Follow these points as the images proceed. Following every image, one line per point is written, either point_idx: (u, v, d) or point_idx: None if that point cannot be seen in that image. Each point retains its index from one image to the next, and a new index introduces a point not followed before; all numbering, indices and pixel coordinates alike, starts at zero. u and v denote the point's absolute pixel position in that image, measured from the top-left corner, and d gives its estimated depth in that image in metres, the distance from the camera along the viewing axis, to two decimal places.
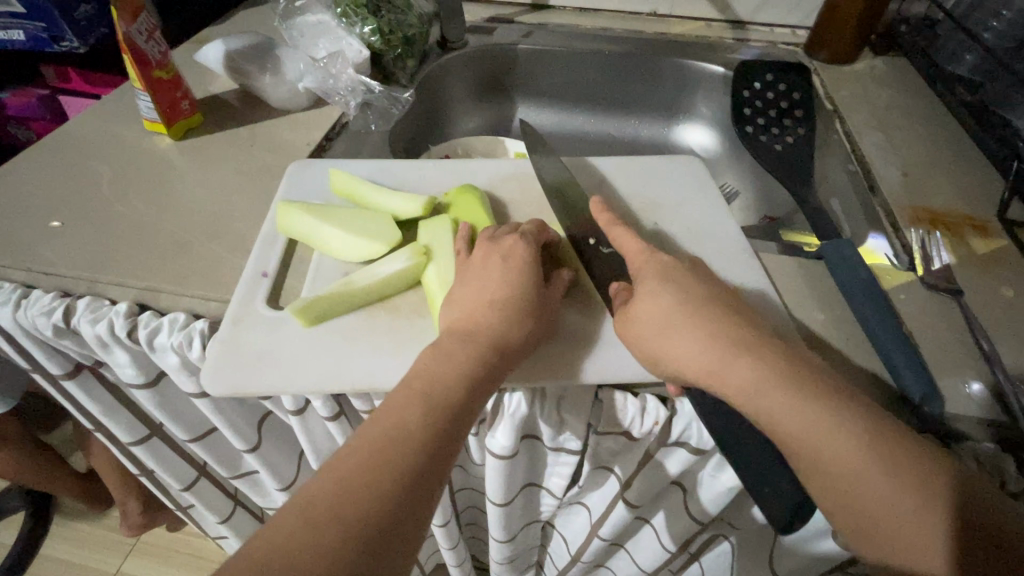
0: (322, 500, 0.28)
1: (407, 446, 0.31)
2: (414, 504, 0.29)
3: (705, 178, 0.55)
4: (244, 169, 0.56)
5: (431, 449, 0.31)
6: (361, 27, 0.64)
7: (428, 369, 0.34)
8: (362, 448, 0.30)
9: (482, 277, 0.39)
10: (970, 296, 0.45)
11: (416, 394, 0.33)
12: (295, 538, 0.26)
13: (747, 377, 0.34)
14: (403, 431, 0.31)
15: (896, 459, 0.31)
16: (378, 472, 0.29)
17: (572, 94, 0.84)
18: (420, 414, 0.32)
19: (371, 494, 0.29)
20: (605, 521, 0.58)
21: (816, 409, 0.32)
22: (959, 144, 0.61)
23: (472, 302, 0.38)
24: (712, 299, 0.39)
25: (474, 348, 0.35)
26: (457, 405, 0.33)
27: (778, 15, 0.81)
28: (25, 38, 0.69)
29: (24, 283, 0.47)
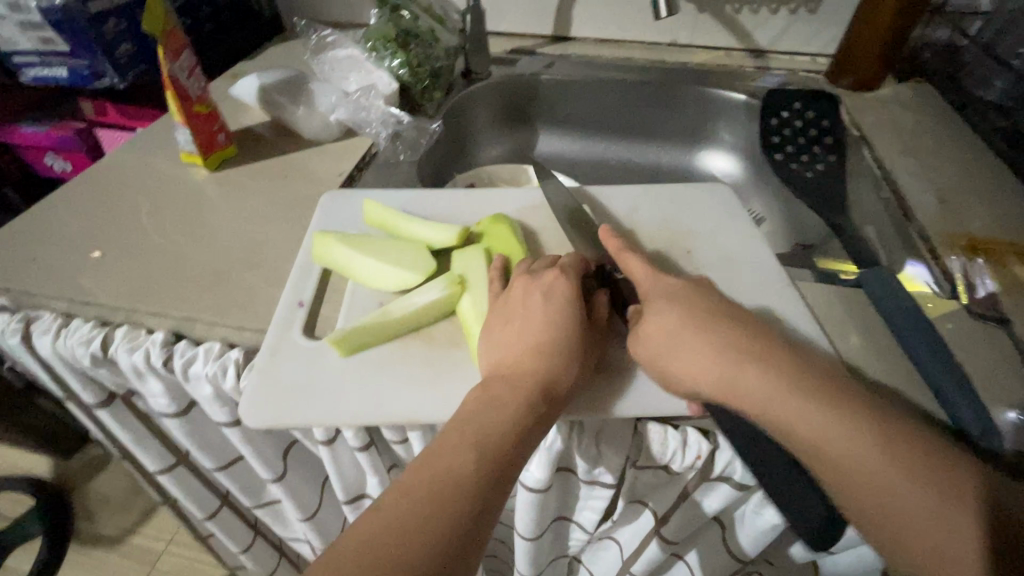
0: (368, 553, 0.27)
1: (457, 498, 0.30)
2: (460, 566, 0.28)
3: (736, 205, 0.55)
4: (275, 200, 0.57)
5: (482, 494, 0.30)
6: (391, 61, 0.67)
7: (475, 416, 0.34)
8: (409, 498, 0.29)
9: (523, 311, 0.39)
10: (1018, 324, 0.44)
11: (465, 438, 0.32)
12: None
13: (776, 412, 0.33)
14: (453, 481, 0.30)
15: (920, 481, 0.30)
16: (425, 525, 0.28)
17: (595, 123, 0.85)
18: (472, 456, 0.32)
19: (417, 550, 0.28)
20: (637, 557, 0.57)
21: (847, 434, 0.31)
22: (995, 168, 0.60)
23: (519, 340, 0.38)
24: (737, 327, 0.38)
25: (526, 391, 0.35)
26: (507, 455, 0.32)
27: (799, 44, 0.82)
28: (68, 74, 0.72)
29: (64, 312, 0.47)
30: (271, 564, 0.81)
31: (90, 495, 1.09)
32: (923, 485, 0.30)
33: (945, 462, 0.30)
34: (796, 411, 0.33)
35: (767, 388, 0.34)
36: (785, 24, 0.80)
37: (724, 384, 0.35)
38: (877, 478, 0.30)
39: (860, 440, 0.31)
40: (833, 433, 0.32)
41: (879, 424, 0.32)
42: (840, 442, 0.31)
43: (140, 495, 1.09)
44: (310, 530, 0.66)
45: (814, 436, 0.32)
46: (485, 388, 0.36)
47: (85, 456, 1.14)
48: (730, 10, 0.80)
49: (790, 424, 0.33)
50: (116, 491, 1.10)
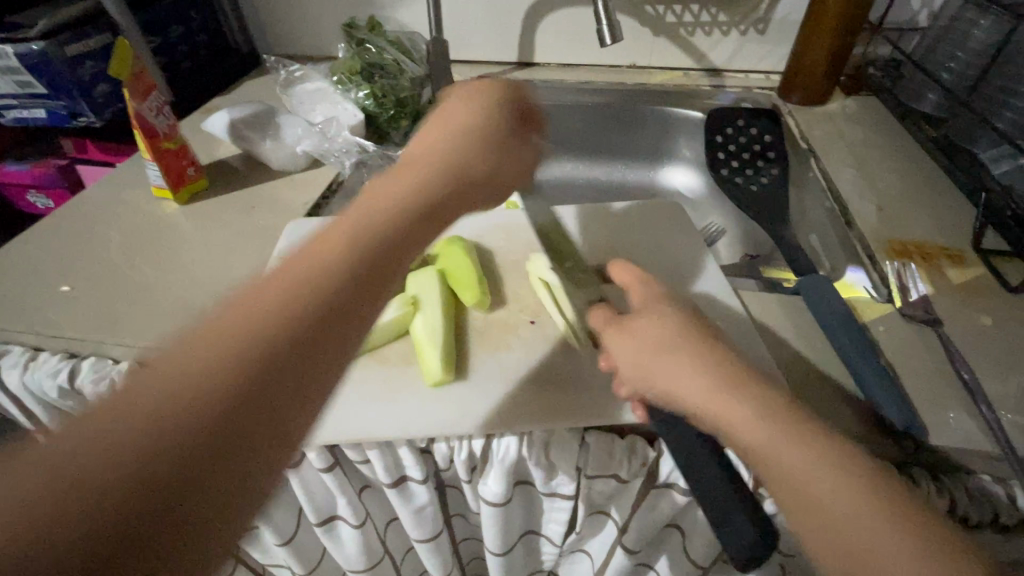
0: (181, 377, 0.22)
1: (276, 331, 0.25)
2: (288, 379, 0.25)
3: (685, 221, 0.58)
4: (244, 229, 0.59)
5: (324, 315, 0.27)
6: (357, 92, 0.70)
7: (324, 252, 0.30)
8: (223, 329, 0.25)
9: (401, 185, 0.38)
10: (947, 324, 0.46)
11: (316, 262, 0.29)
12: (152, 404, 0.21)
13: (771, 440, 0.32)
14: (276, 314, 0.26)
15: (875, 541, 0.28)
16: (223, 360, 0.23)
17: (559, 144, 0.88)
18: (318, 277, 0.28)
19: (202, 390, 0.22)
20: (607, 569, 0.58)
21: (817, 475, 0.31)
22: (933, 176, 0.63)
23: (394, 199, 0.36)
24: (720, 354, 0.37)
25: (379, 230, 0.33)
26: (343, 298, 0.28)
27: (752, 63, 0.85)
28: (46, 115, 0.74)
29: (32, 346, 0.49)
30: None
31: None
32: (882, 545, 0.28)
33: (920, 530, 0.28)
34: (779, 442, 0.32)
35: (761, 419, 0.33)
36: (738, 45, 0.83)
37: (714, 403, 0.35)
38: (849, 530, 0.29)
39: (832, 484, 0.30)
40: (825, 473, 0.31)
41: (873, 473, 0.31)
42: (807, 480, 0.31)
43: None
44: (288, 556, 0.66)
45: (804, 475, 0.31)
46: (345, 222, 0.32)
47: None
48: (684, 33, 0.83)
49: (776, 449, 0.32)
50: None
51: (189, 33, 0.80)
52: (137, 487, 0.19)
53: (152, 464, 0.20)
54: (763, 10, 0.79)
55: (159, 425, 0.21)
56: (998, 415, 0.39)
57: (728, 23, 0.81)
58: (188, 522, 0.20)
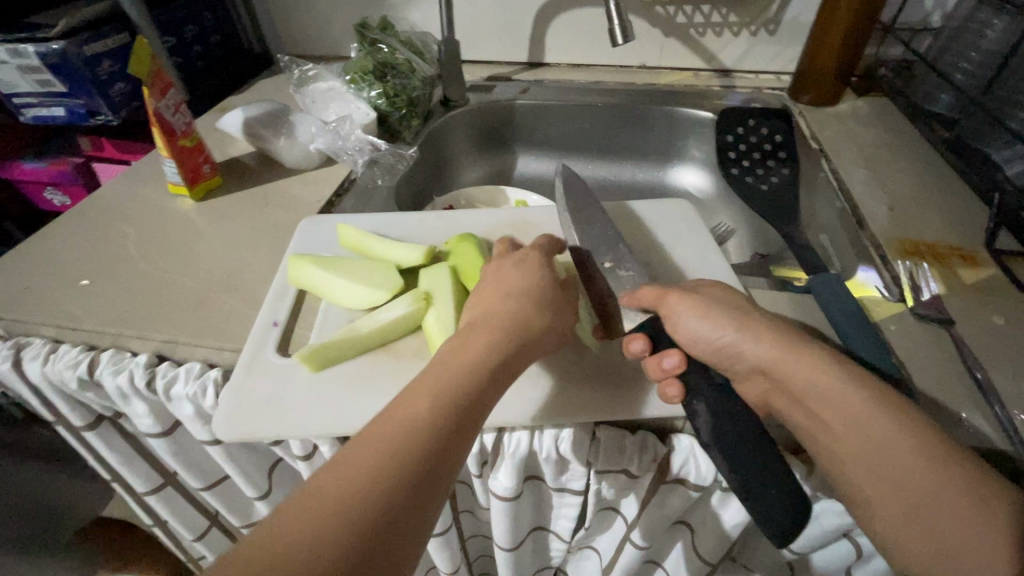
0: (319, 510, 0.26)
1: (412, 455, 0.29)
2: (405, 509, 0.28)
3: (697, 220, 0.58)
4: (258, 226, 0.60)
5: (435, 443, 0.30)
6: (369, 91, 0.70)
7: (451, 366, 0.34)
8: (371, 451, 0.29)
9: (509, 277, 0.42)
10: (959, 324, 0.46)
11: (425, 388, 0.32)
12: (296, 533, 0.25)
13: (815, 388, 0.35)
14: (409, 437, 0.30)
15: (927, 513, 0.31)
16: (351, 499, 0.27)
17: (569, 145, 0.88)
18: (429, 405, 0.32)
19: (355, 515, 0.26)
20: (615, 565, 0.58)
21: (885, 453, 0.33)
22: (945, 177, 0.63)
23: (505, 300, 0.40)
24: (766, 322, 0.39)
25: (481, 349, 0.35)
26: (463, 421, 0.32)
27: (763, 63, 0.85)
28: (65, 113, 0.76)
29: (53, 338, 0.50)
30: None
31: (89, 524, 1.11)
32: (938, 514, 0.31)
33: (979, 503, 0.30)
34: (851, 425, 0.34)
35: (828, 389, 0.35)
36: (748, 45, 0.83)
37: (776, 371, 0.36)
38: (867, 459, 0.33)
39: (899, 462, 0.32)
40: (863, 417, 0.33)
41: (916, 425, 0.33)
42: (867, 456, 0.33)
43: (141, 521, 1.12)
44: None
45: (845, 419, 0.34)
46: (451, 346, 0.36)
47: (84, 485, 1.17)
48: (694, 34, 0.83)
49: (816, 398, 0.35)
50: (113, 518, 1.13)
51: (204, 33, 0.81)
52: None
53: None
54: (774, 11, 0.79)
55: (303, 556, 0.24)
56: (1011, 415, 0.39)
57: (739, 24, 0.81)
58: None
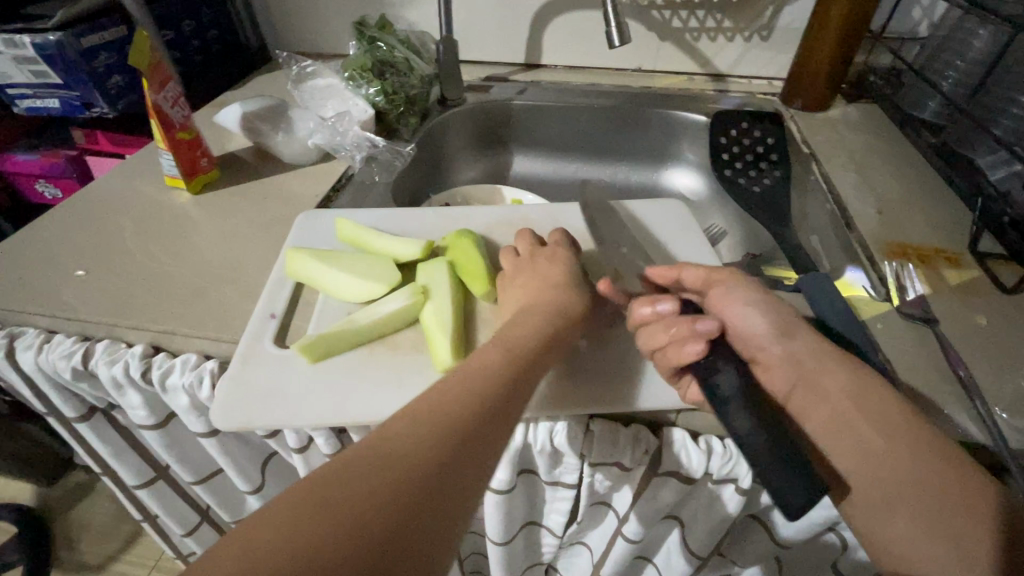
0: (426, 410, 0.30)
1: (493, 386, 0.33)
2: (492, 423, 0.31)
3: (691, 221, 0.60)
4: (256, 219, 0.60)
5: (513, 380, 0.34)
6: (367, 89, 0.71)
7: (517, 330, 0.39)
8: (450, 384, 0.32)
9: (545, 267, 0.47)
10: (943, 323, 0.47)
11: (500, 342, 0.38)
12: (409, 425, 0.29)
13: (824, 377, 0.38)
14: (482, 375, 0.34)
15: (922, 507, 0.34)
16: (449, 407, 0.30)
17: (565, 145, 0.89)
18: (503, 353, 0.36)
19: (444, 423, 0.29)
20: (606, 560, 0.59)
21: (899, 465, 0.34)
22: (931, 182, 0.64)
23: (546, 283, 0.44)
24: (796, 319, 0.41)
25: (540, 317, 0.41)
26: (526, 368, 0.36)
27: (755, 69, 0.87)
28: (59, 105, 0.75)
29: (47, 329, 0.50)
30: None
31: (74, 522, 1.10)
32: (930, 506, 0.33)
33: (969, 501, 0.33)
34: (859, 414, 0.36)
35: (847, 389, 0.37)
36: (742, 51, 0.85)
37: (804, 362, 0.39)
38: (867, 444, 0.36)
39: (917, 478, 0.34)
40: (866, 407, 0.36)
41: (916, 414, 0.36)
42: (884, 473, 0.35)
43: (126, 519, 1.11)
44: None
45: (850, 408, 0.37)
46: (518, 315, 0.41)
47: (68, 482, 1.16)
48: (689, 38, 0.85)
49: (827, 390, 0.38)
50: (98, 516, 1.12)
51: (201, 28, 0.81)
52: (398, 481, 0.26)
53: (405, 467, 0.26)
54: (767, 17, 0.80)
55: (408, 440, 0.28)
56: (993, 412, 0.40)
57: (733, 30, 0.83)
58: (437, 522, 0.25)
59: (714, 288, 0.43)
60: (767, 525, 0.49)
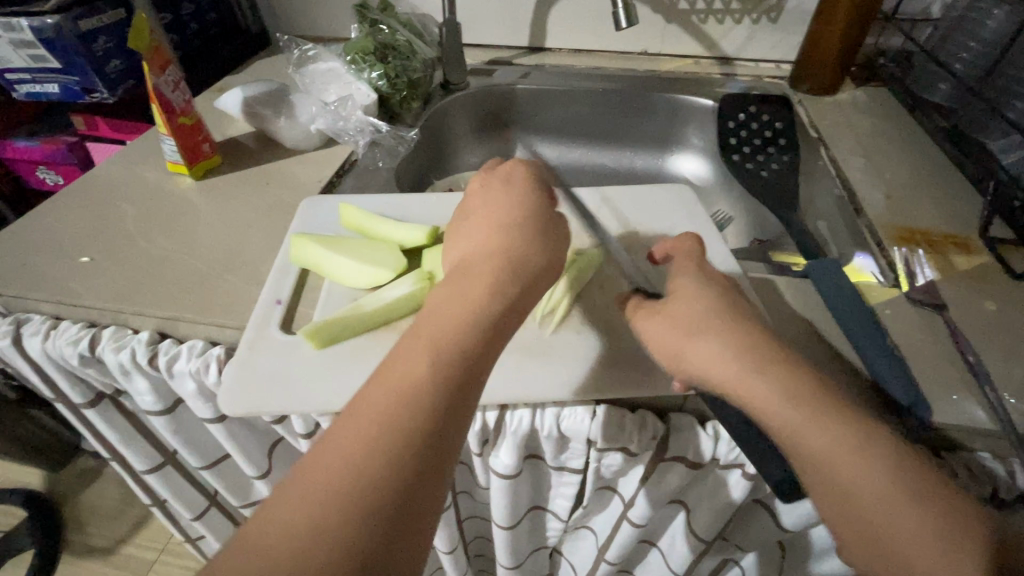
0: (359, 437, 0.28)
1: (436, 385, 0.30)
2: (436, 434, 0.29)
3: (697, 206, 0.59)
4: (258, 206, 0.59)
5: (457, 374, 0.31)
6: (370, 73, 0.70)
7: (467, 304, 0.35)
8: (380, 412, 0.28)
9: (499, 222, 0.41)
10: (953, 310, 0.47)
11: (444, 324, 0.33)
12: (343, 461, 0.27)
13: (768, 416, 0.34)
14: (406, 407, 0.29)
15: (905, 565, 0.30)
16: (386, 428, 0.28)
17: (569, 130, 0.88)
18: (446, 341, 0.32)
19: (377, 459, 0.27)
20: (610, 545, 0.59)
21: (879, 515, 0.30)
22: (942, 167, 0.63)
23: (499, 247, 0.39)
24: (740, 343, 0.36)
25: (489, 287, 0.36)
26: (460, 380, 0.31)
27: (763, 52, 0.85)
28: (59, 90, 0.74)
29: (53, 315, 0.50)
30: None
31: (84, 506, 1.12)
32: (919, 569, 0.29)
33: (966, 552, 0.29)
34: (826, 458, 0.32)
35: (836, 451, 0.32)
36: (749, 33, 0.83)
37: (735, 395, 0.35)
38: (844, 488, 0.31)
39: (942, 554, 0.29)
40: (833, 452, 0.32)
41: (890, 455, 0.31)
42: (886, 544, 0.30)
43: (134, 504, 1.12)
44: None
45: (819, 454, 0.32)
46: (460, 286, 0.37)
47: (77, 468, 1.17)
48: (696, 20, 0.83)
49: (778, 427, 0.33)
50: (108, 500, 1.13)
51: (199, 11, 0.80)
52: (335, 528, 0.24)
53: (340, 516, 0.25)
54: None
55: (344, 480, 0.26)
56: (1002, 398, 0.40)
57: (741, 12, 0.81)
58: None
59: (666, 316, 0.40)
60: (773, 512, 0.50)
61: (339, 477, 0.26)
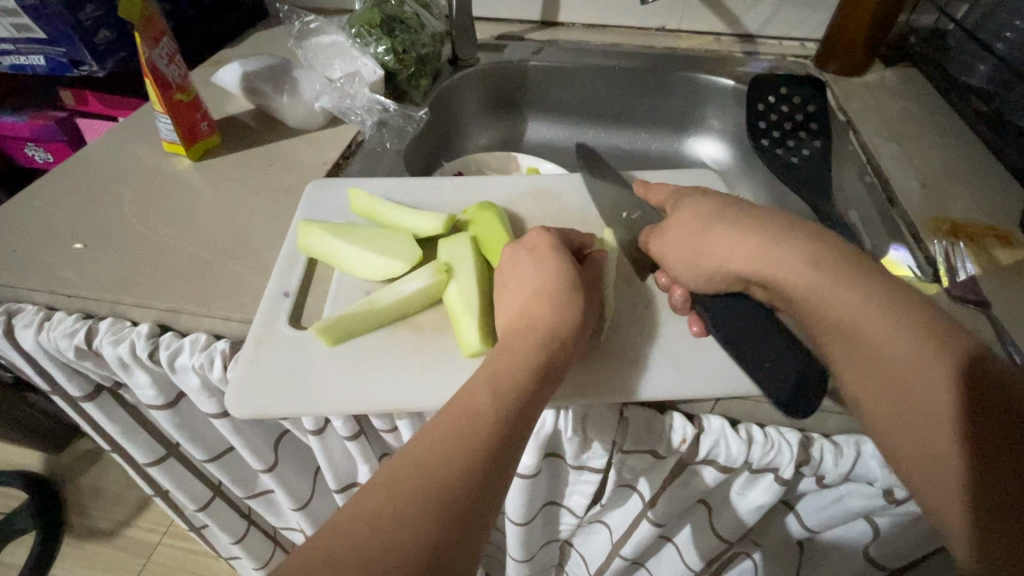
0: (396, 492, 0.26)
1: (483, 438, 0.29)
2: (480, 491, 0.27)
3: (724, 193, 0.56)
4: (261, 189, 0.56)
5: (503, 429, 0.30)
6: (376, 47, 0.66)
7: (511, 358, 0.34)
8: (421, 466, 0.27)
9: (531, 277, 0.39)
10: (996, 307, 0.44)
11: (485, 378, 0.32)
12: (374, 520, 0.25)
13: (775, 266, 0.36)
14: (451, 460, 0.27)
15: (898, 380, 0.32)
16: (428, 485, 0.26)
17: (582, 110, 0.84)
18: (490, 395, 0.31)
19: (413, 518, 0.25)
20: (627, 541, 0.58)
21: (881, 337, 0.32)
22: (977, 154, 0.61)
23: (540, 301, 0.37)
24: (773, 216, 0.39)
25: (534, 342, 0.35)
26: (523, 407, 0.31)
27: (787, 29, 0.81)
28: (45, 62, 0.70)
29: (47, 305, 0.47)
30: (265, 552, 0.82)
31: (85, 490, 1.10)
32: (908, 383, 0.31)
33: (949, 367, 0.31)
34: (836, 300, 0.34)
35: (851, 293, 0.34)
36: (774, 9, 0.79)
37: (751, 263, 0.37)
38: (843, 314, 0.34)
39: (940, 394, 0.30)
40: (838, 288, 0.34)
41: (895, 298, 0.33)
42: (886, 368, 0.32)
43: (135, 488, 1.10)
44: (304, 520, 0.67)
45: (828, 296, 0.34)
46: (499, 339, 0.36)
47: (77, 451, 1.16)
48: None
49: (783, 272, 0.36)
50: (109, 483, 1.12)
51: None
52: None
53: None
54: None
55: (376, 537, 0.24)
56: None
57: None
58: None
59: (680, 218, 0.43)
60: (799, 511, 0.48)
61: (371, 535, 0.24)
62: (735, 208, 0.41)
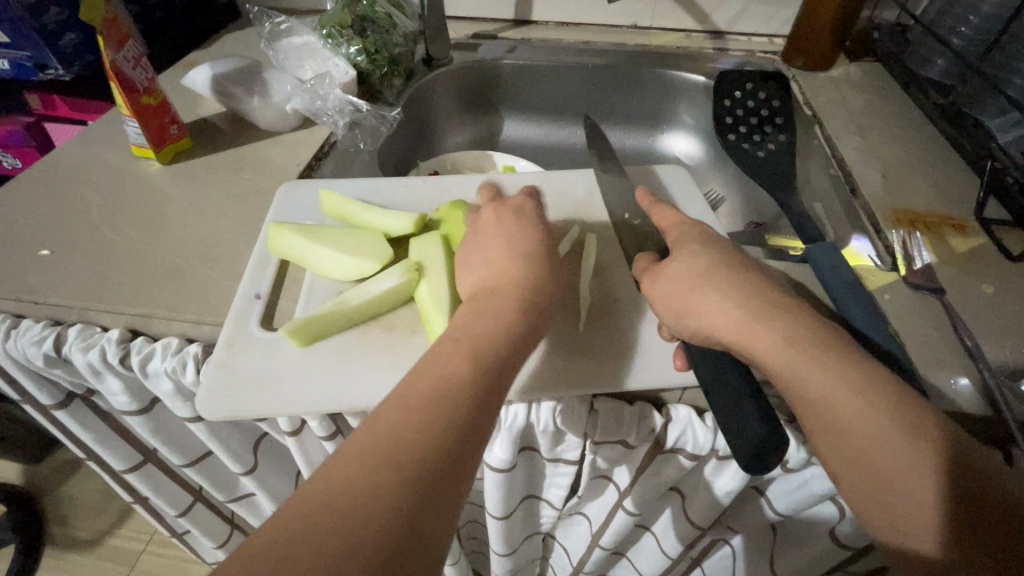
0: (380, 453, 0.27)
1: (465, 401, 0.30)
2: (462, 447, 0.28)
3: (694, 189, 0.57)
4: (233, 192, 0.56)
5: (484, 393, 0.31)
6: (348, 48, 0.65)
7: (488, 324, 0.35)
8: (405, 427, 0.28)
9: (509, 238, 0.41)
10: (950, 294, 0.46)
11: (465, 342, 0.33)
12: (359, 478, 0.25)
13: (755, 346, 0.35)
14: (435, 419, 0.28)
15: (886, 479, 0.31)
16: (414, 444, 0.27)
17: (557, 108, 0.85)
18: (469, 357, 0.32)
19: (398, 474, 0.26)
20: (606, 531, 0.59)
21: (870, 432, 0.32)
22: (936, 146, 0.62)
23: (515, 259, 0.39)
24: (753, 282, 0.38)
25: (512, 305, 0.36)
26: (501, 373, 0.32)
27: (756, 25, 0.83)
28: (10, 66, 0.69)
29: (14, 313, 0.46)
30: None
31: (65, 499, 1.09)
32: (897, 482, 0.31)
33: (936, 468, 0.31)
34: (824, 391, 0.33)
35: (834, 380, 0.33)
36: (742, 6, 0.81)
37: (733, 340, 0.36)
38: (831, 406, 0.33)
39: (919, 477, 0.30)
40: (826, 380, 0.33)
41: (881, 389, 0.33)
42: (876, 464, 0.31)
43: (116, 495, 1.09)
44: None
45: (816, 387, 0.33)
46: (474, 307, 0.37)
47: (56, 460, 1.14)
48: None
49: (761, 351, 0.35)
50: (89, 493, 1.10)
51: None
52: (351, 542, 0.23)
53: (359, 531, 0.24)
54: None
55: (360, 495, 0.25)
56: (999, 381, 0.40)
57: None
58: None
59: (675, 263, 0.40)
60: (769, 496, 0.50)
61: (355, 492, 0.25)
62: (721, 264, 0.39)
